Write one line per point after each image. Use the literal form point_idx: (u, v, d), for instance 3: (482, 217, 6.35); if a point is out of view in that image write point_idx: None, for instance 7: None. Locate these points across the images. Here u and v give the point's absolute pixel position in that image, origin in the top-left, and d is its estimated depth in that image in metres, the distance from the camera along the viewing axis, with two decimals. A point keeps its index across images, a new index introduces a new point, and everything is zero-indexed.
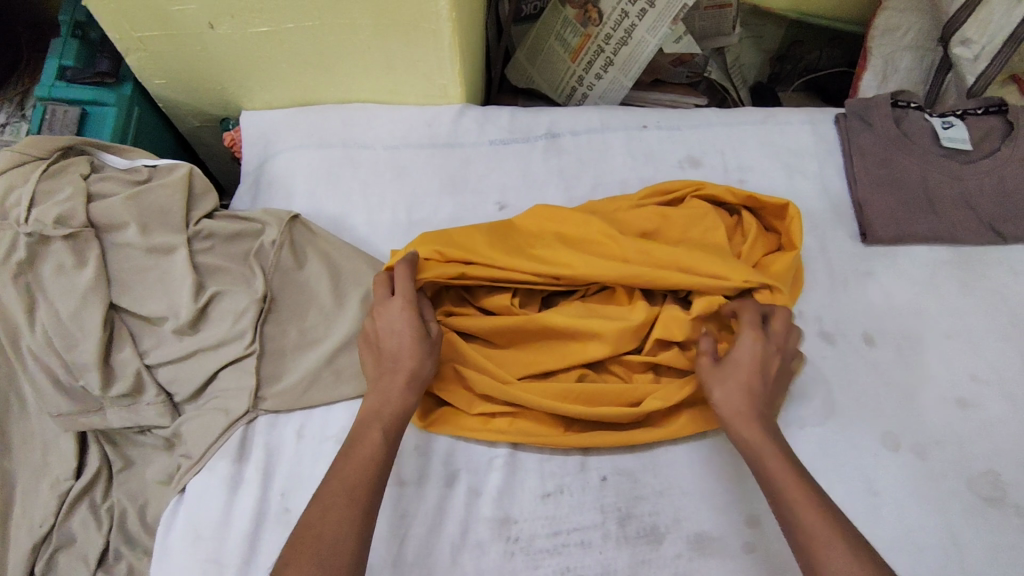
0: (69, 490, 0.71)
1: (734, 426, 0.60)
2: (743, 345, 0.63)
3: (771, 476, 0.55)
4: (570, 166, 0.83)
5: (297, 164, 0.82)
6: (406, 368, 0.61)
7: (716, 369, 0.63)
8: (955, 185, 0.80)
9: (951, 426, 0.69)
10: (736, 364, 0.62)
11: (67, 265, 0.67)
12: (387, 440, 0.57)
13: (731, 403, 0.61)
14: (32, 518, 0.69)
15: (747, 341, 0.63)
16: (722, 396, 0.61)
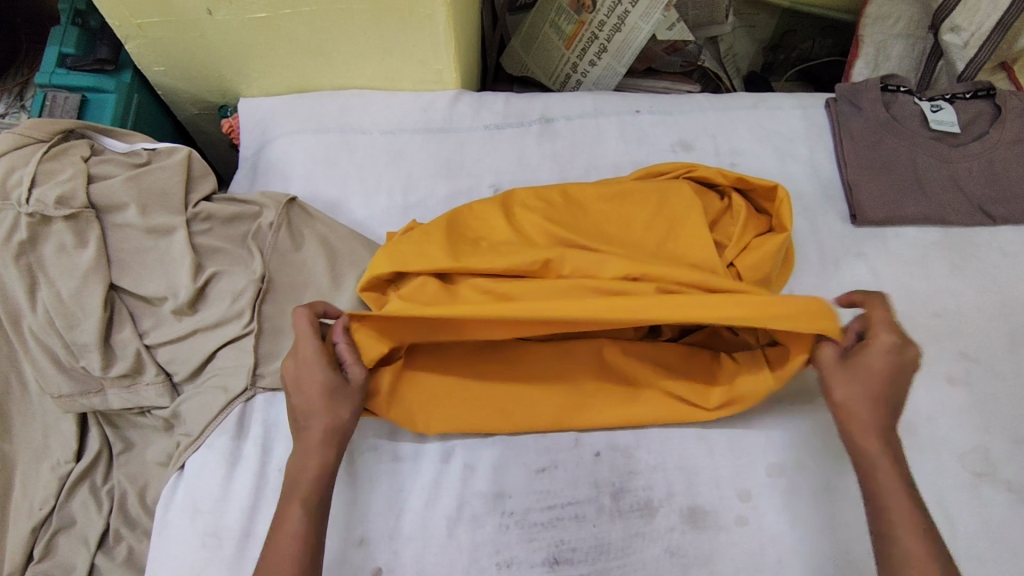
0: (69, 473, 0.72)
1: (851, 437, 0.59)
2: (880, 347, 0.59)
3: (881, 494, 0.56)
4: (565, 151, 0.84)
5: (294, 150, 0.83)
6: (322, 428, 0.59)
7: (844, 370, 0.59)
8: (944, 167, 0.81)
9: (941, 403, 0.70)
10: (866, 369, 0.59)
11: (69, 245, 0.68)
12: (308, 514, 0.56)
13: (848, 411, 0.59)
14: (35, 500, 0.71)
15: (885, 343, 0.59)
16: (842, 402, 0.59)
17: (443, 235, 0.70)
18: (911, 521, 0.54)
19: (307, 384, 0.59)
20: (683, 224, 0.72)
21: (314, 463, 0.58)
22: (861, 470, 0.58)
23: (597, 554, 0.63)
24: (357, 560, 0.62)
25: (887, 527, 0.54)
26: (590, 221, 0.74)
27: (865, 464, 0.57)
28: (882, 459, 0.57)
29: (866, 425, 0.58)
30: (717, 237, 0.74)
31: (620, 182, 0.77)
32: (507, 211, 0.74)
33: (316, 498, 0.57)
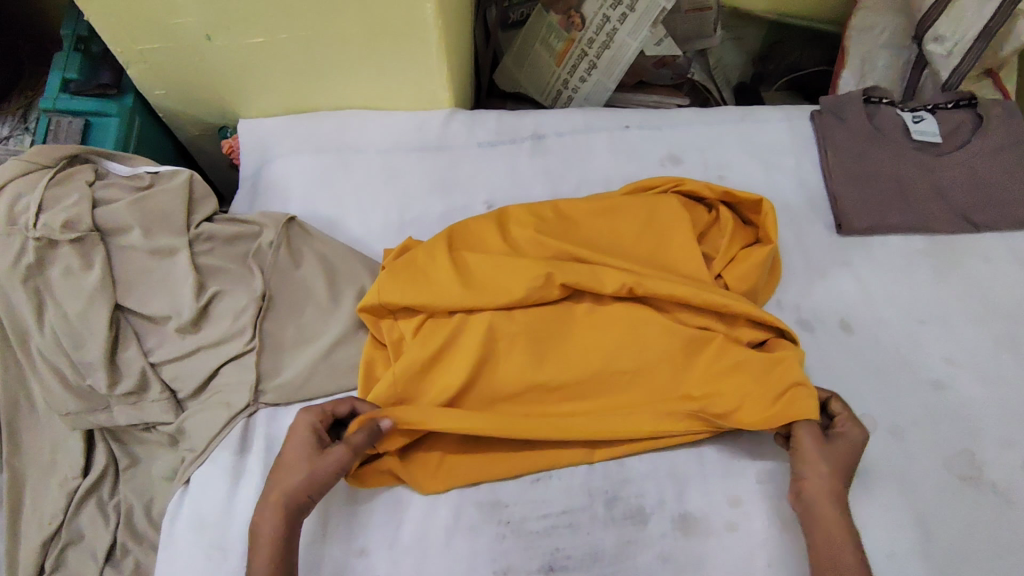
0: (77, 488, 0.74)
1: (810, 508, 0.60)
2: (853, 436, 0.64)
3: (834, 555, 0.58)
4: (556, 167, 0.86)
5: (293, 170, 0.86)
6: (278, 495, 0.59)
7: (828, 448, 0.63)
8: (927, 176, 0.83)
9: (926, 408, 0.72)
10: (842, 450, 0.63)
11: (75, 267, 0.70)
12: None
13: (818, 485, 0.61)
14: (44, 514, 0.72)
15: (857, 433, 0.64)
16: (812, 478, 0.61)
17: (443, 259, 0.72)
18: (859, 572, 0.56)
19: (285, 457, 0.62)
20: (671, 237, 0.74)
21: (269, 528, 0.58)
22: (817, 544, 0.59)
23: (592, 561, 0.64)
24: (358, 570, 0.63)
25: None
26: (581, 235, 0.76)
27: (830, 534, 0.59)
28: (844, 533, 0.59)
29: (832, 500, 0.60)
30: (705, 249, 0.76)
31: (611, 197, 0.79)
32: (505, 231, 0.76)
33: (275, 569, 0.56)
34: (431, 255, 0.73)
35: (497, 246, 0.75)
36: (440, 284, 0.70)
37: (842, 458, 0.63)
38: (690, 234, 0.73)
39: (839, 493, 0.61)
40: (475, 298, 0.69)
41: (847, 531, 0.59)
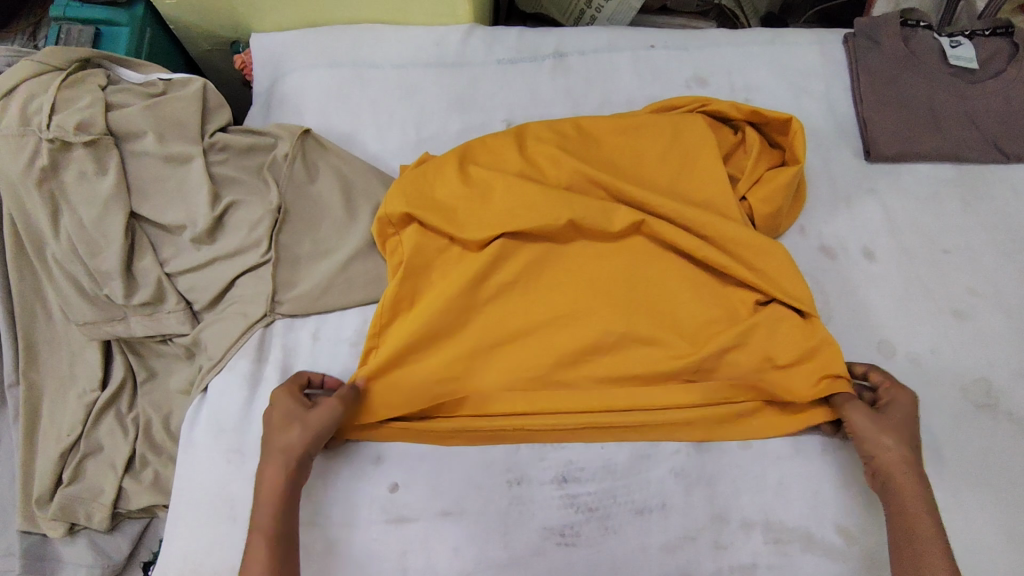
0: (95, 401, 0.75)
1: (886, 483, 0.59)
2: (901, 402, 0.62)
3: (907, 515, 0.56)
4: (578, 85, 0.83)
5: (307, 84, 0.83)
6: (278, 446, 0.59)
7: (879, 421, 0.61)
8: (960, 103, 0.79)
9: (946, 336, 0.71)
10: (898, 420, 0.61)
11: (89, 172, 0.69)
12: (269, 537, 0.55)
13: (892, 459, 0.59)
14: (62, 426, 0.75)
15: (906, 399, 0.62)
16: (889, 452, 0.59)
17: (451, 174, 0.71)
18: (932, 533, 0.55)
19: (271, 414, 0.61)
20: (696, 156, 0.72)
21: (270, 485, 0.58)
22: (893, 516, 0.57)
23: (604, 474, 0.65)
24: (373, 476, 0.64)
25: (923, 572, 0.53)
26: (602, 153, 0.74)
27: (908, 511, 0.56)
28: (921, 502, 0.56)
29: (910, 476, 0.58)
30: (730, 170, 0.75)
31: (640, 116, 0.76)
32: (528, 152, 0.74)
33: (276, 522, 0.56)
34: (442, 167, 0.72)
35: (510, 161, 0.73)
36: (450, 205, 0.70)
37: (907, 415, 0.61)
38: (716, 154, 0.72)
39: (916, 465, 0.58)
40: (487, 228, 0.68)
41: (927, 507, 0.56)
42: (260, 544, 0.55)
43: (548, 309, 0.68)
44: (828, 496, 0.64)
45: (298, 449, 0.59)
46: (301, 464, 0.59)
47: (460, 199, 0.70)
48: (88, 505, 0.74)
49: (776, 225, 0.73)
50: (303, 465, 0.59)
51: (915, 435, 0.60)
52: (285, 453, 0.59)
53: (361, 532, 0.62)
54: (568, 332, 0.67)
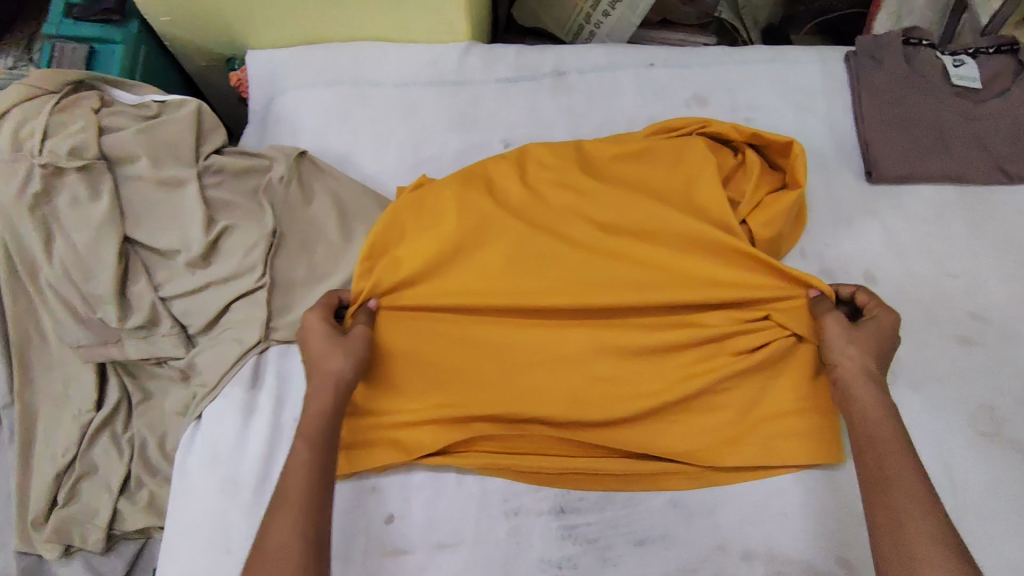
0: (90, 422, 0.75)
1: (847, 393, 0.60)
2: (884, 320, 0.64)
3: (868, 419, 0.57)
4: (577, 105, 0.82)
5: (303, 103, 0.83)
6: (324, 369, 0.62)
7: (851, 334, 0.62)
8: (963, 123, 0.79)
9: (948, 363, 0.71)
10: (868, 335, 0.62)
11: (82, 197, 0.68)
12: (313, 445, 0.57)
13: (849, 369, 0.60)
14: (57, 446, 0.74)
15: (889, 317, 0.64)
16: (844, 364, 0.61)
17: (447, 198, 0.71)
18: (899, 447, 0.54)
19: (309, 330, 0.64)
20: (695, 184, 0.71)
21: (315, 402, 0.60)
22: (857, 423, 0.57)
23: (603, 504, 0.65)
24: (371, 506, 0.65)
25: (902, 484, 0.52)
26: (604, 178, 0.74)
27: (867, 417, 0.57)
28: (879, 406, 0.57)
29: (868, 384, 0.59)
30: (730, 193, 0.73)
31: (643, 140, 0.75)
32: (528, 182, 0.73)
33: (321, 437, 0.58)
34: (437, 191, 0.72)
35: (508, 187, 0.72)
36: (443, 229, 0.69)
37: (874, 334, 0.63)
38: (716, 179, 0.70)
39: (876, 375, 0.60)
40: (475, 273, 0.69)
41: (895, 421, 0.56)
42: (302, 448, 0.57)
43: (533, 345, 0.67)
44: (829, 527, 0.63)
45: (345, 372, 0.61)
46: (345, 389, 0.61)
47: (453, 224, 0.69)
48: (83, 526, 0.73)
49: (775, 250, 0.72)
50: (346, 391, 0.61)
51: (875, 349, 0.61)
52: (333, 379, 0.61)
53: (357, 564, 0.62)
54: (551, 371, 0.66)
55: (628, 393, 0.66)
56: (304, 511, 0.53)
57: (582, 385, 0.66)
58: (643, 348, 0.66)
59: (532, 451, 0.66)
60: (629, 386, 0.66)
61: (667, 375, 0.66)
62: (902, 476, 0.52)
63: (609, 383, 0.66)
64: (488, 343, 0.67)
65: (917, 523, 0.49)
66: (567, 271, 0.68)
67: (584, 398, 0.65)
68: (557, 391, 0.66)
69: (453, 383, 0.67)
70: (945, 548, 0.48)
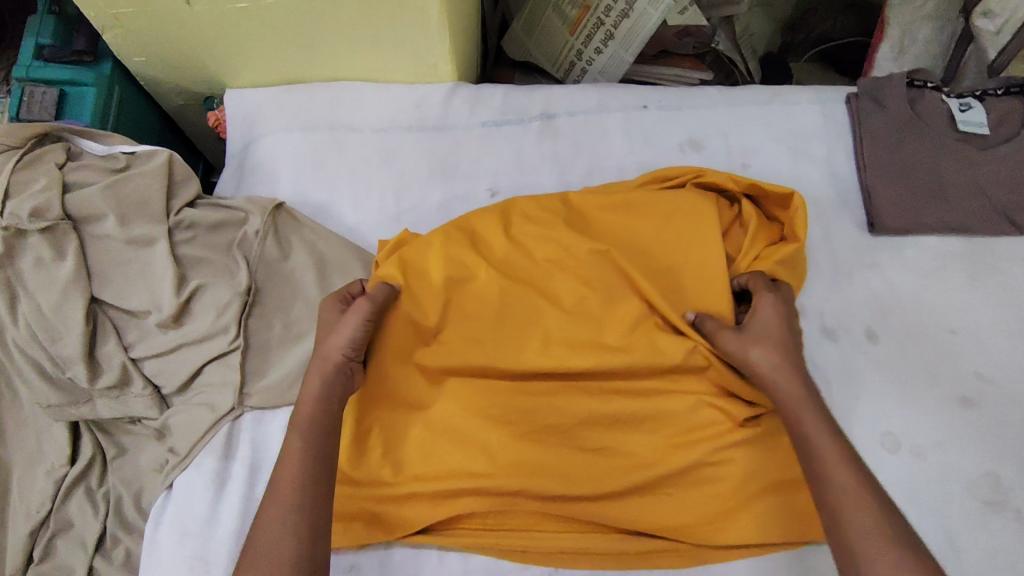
0: (66, 475, 0.66)
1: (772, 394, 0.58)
2: (761, 305, 0.62)
3: (794, 416, 0.56)
4: (566, 150, 0.79)
5: (281, 149, 0.80)
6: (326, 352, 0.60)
7: (743, 338, 0.60)
8: (970, 171, 0.74)
9: (952, 427, 0.67)
10: (764, 328, 0.60)
11: (46, 259, 0.65)
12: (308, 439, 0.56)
13: (761, 367, 0.59)
14: (32, 501, 0.65)
15: (769, 300, 0.62)
16: (761, 359, 0.59)
17: (432, 252, 0.67)
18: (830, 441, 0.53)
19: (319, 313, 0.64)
20: (689, 239, 0.67)
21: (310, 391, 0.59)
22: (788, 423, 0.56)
23: None
24: None
25: (835, 486, 0.51)
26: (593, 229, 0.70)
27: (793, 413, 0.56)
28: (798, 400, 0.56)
29: (791, 382, 0.57)
30: (727, 248, 0.70)
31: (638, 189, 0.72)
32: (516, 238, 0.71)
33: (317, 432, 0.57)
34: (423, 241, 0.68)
35: (495, 240, 0.69)
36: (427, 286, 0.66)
37: (767, 323, 0.61)
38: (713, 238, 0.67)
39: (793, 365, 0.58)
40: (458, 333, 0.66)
41: (821, 420, 0.55)
42: (295, 441, 0.56)
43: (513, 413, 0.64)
44: None
45: (335, 360, 0.60)
46: (345, 376, 0.60)
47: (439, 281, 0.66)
48: None
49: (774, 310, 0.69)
50: (346, 379, 0.60)
51: (782, 338, 0.60)
52: (335, 365, 0.60)
53: None
54: (535, 440, 0.64)
55: (614, 464, 0.63)
56: (300, 514, 0.53)
57: (566, 455, 0.63)
58: (630, 418, 0.64)
59: (514, 524, 0.64)
60: (615, 458, 0.63)
61: (656, 445, 0.64)
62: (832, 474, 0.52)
63: (595, 452, 0.64)
64: (471, 409, 0.64)
65: (857, 520, 0.49)
66: (554, 333, 0.65)
67: (569, 469, 0.63)
68: (540, 462, 0.62)
69: (434, 450, 0.64)
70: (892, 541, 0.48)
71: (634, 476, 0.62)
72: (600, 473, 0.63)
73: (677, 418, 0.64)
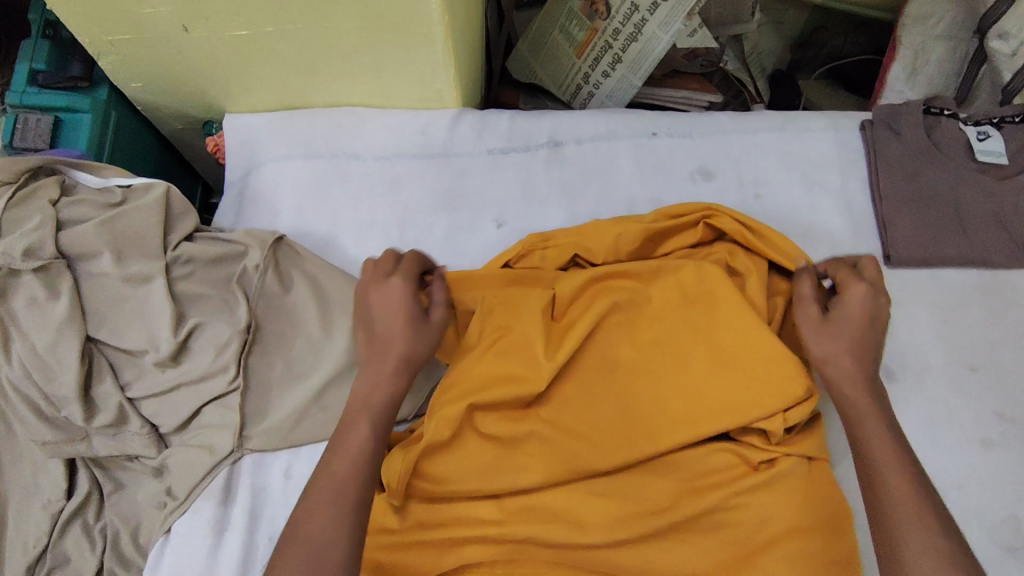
0: (61, 510, 0.64)
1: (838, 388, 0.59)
2: (853, 294, 0.61)
3: (854, 407, 0.57)
4: (574, 179, 0.77)
5: (280, 176, 0.78)
6: (398, 351, 0.60)
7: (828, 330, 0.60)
8: (988, 201, 0.73)
9: (972, 469, 0.66)
10: (844, 328, 0.60)
11: (40, 297, 0.63)
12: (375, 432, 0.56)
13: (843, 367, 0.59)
14: (28, 536, 0.63)
15: (860, 292, 0.61)
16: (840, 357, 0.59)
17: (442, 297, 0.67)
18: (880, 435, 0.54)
19: (393, 296, 0.62)
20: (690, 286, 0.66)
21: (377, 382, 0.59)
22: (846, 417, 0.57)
23: None
24: None
25: (883, 479, 0.51)
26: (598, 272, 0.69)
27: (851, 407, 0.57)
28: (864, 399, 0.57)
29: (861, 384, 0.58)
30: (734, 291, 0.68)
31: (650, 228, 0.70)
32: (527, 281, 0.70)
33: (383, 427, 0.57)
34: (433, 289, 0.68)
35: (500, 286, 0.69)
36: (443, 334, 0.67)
37: (848, 317, 0.60)
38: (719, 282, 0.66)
39: (868, 377, 0.58)
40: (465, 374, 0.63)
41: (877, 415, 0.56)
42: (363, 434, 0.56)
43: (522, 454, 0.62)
44: None
45: (412, 361, 0.60)
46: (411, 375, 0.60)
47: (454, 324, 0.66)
48: None
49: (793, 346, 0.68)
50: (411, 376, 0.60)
51: (868, 330, 0.60)
52: (408, 362, 0.60)
53: None
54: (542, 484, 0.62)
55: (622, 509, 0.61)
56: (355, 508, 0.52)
57: (574, 497, 0.61)
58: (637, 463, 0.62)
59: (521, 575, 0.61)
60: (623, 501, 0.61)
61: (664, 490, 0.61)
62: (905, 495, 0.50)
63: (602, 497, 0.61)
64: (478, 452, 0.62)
65: (905, 526, 0.49)
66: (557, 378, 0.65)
67: (578, 514, 0.61)
68: (547, 507, 0.61)
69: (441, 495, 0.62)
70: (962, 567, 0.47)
71: (642, 521, 0.60)
72: (607, 521, 0.60)
73: (686, 464, 0.62)
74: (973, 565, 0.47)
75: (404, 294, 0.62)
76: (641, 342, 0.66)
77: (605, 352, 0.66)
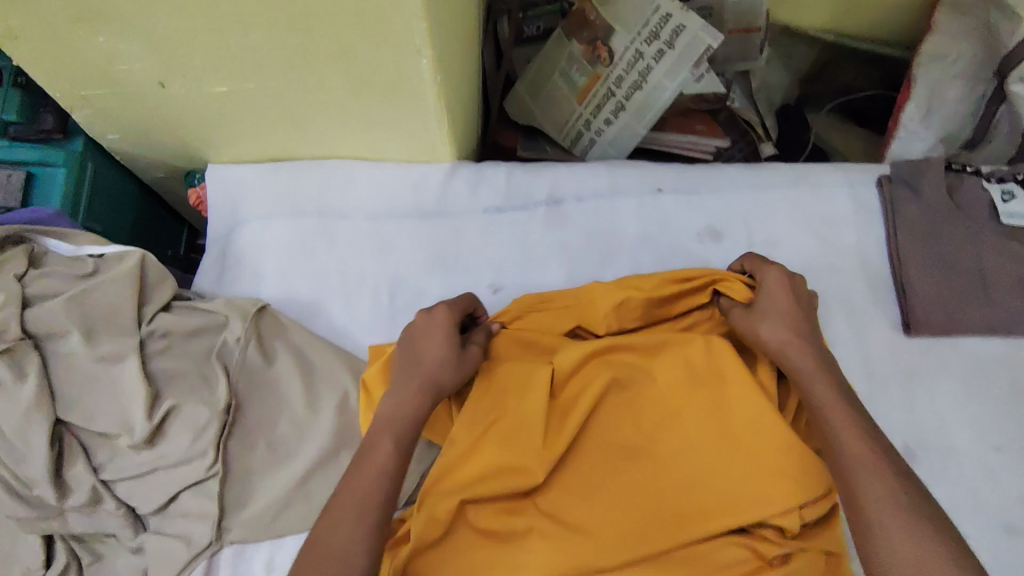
0: None
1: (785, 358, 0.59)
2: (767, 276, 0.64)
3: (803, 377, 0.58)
4: (575, 240, 0.73)
5: (265, 239, 0.74)
6: (427, 378, 0.59)
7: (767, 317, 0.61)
8: (1015, 267, 0.68)
9: (998, 561, 0.62)
10: (769, 305, 0.62)
11: (5, 380, 0.59)
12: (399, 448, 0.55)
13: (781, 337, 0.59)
14: None
15: (772, 272, 0.64)
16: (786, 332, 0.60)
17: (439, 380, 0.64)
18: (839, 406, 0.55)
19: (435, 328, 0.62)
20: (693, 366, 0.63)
21: (396, 406, 0.58)
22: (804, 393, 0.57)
23: None
24: None
25: (849, 451, 0.52)
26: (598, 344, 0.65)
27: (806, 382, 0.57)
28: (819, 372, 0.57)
29: (801, 347, 0.59)
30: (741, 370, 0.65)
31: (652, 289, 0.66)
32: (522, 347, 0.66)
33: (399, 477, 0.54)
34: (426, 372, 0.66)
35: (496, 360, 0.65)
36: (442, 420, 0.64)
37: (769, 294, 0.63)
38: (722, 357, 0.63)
39: (801, 341, 0.59)
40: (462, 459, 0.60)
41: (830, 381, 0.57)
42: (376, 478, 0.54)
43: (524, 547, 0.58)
44: None
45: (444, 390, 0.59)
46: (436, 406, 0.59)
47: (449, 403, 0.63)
48: None
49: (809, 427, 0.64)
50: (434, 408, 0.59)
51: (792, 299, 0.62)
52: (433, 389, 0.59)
53: None
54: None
55: None
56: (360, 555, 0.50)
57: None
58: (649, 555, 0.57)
59: None
60: None
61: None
62: (864, 476, 0.50)
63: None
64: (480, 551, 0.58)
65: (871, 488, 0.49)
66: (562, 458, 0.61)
67: None
68: None
69: None
70: (931, 544, 0.46)
71: None
72: None
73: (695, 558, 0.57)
74: (936, 520, 0.47)
75: (448, 323, 0.62)
76: (643, 421, 0.62)
77: (605, 433, 0.62)
